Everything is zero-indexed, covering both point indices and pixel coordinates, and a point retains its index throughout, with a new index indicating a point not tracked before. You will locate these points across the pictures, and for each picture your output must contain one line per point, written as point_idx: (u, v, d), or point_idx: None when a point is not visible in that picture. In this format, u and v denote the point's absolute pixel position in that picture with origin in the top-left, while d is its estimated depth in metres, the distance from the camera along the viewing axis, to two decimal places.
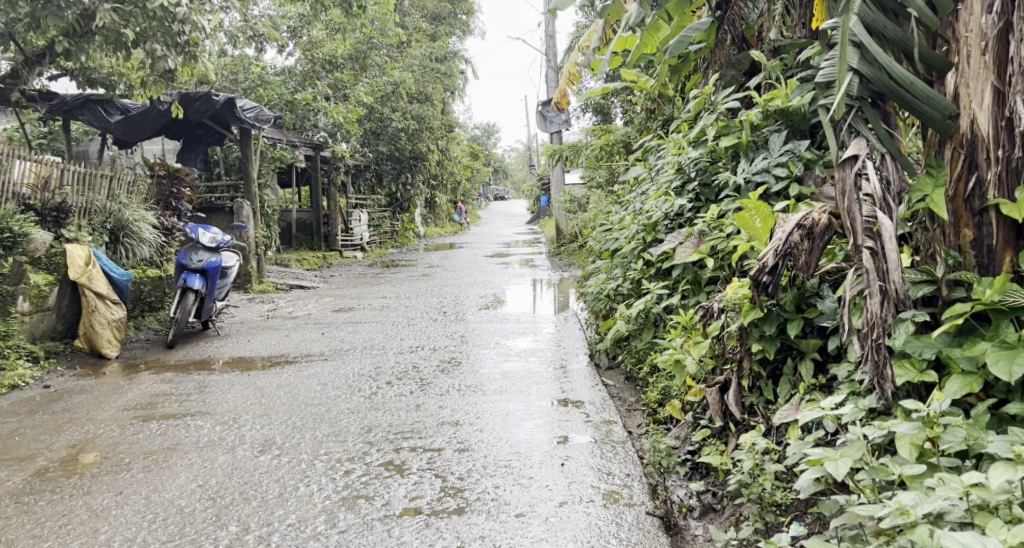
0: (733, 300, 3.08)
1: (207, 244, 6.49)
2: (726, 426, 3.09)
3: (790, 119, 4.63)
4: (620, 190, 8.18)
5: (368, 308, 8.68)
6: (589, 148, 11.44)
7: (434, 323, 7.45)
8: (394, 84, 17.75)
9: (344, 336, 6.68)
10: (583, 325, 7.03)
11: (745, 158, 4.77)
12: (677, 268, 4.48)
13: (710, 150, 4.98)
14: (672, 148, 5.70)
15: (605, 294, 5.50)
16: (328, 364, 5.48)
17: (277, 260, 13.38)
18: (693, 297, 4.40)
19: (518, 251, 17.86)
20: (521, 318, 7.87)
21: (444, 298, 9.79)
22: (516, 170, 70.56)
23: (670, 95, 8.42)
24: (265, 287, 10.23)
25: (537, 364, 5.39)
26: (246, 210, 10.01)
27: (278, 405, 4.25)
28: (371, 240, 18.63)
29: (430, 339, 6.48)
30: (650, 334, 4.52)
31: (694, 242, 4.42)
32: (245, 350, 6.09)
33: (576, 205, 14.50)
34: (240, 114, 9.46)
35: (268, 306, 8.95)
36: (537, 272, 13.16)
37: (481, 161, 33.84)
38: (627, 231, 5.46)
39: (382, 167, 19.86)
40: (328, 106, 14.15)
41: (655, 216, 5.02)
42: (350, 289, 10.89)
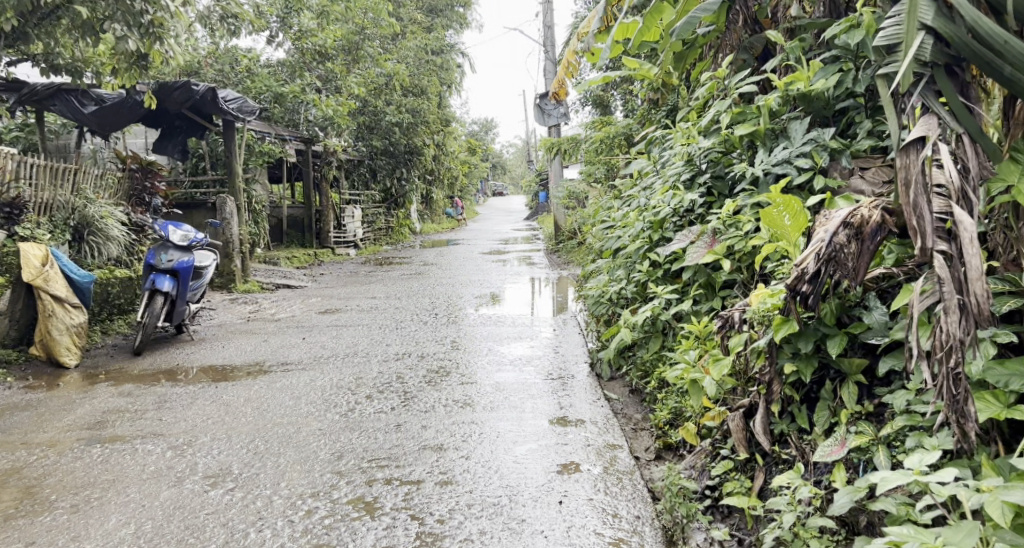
0: (761, 311, 2.64)
1: (178, 243, 6.01)
2: (752, 457, 2.66)
3: (810, 106, 4.24)
4: (621, 185, 7.73)
5: (356, 309, 8.24)
6: (588, 141, 11.00)
7: (423, 326, 7.00)
8: (388, 76, 17.31)
9: (327, 341, 6.24)
10: (583, 330, 6.57)
11: (762, 148, 4.33)
12: (689, 271, 4.04)
13: (724, 140, 4.53)
14: (679, 138, 5.25)
15: (607, 298, 5.04)
16: (304, 374, 5.02)
17: (265, 258, 12.92)
18: (705, 302, 3.96)
19: (516, 248, 17.46)
20: (516, 321, 7.41)
21: (437, 298, 9.35)
22: (514, 166, 70.11)
23: (674, 84, 7.97)
24: (250, 287, 9.78)
25: (533, 375, 4.94)
26: (230, 205, 9.56)
27: (243, 424, 3.80)
28: (364, 236, 18.17)
29: (418, 345, 6.03)
30: (657, 344, 4.08)
31: (706, 242, 3.98)
32: (218, 356, 5.65)
33: (575, 201, 14.04)
34: (221, 104, 9.01)
35: (250, 307, 8.49)
36: (535, 270, 12.71)
37: (479, 157, 33.37)
38: (631, 229, 4.99)
39: (376, 162, 19.40)
40: (318, 99, 13.70)
41: (663, 213, 4.56)
42: (338, 289, 10.44)
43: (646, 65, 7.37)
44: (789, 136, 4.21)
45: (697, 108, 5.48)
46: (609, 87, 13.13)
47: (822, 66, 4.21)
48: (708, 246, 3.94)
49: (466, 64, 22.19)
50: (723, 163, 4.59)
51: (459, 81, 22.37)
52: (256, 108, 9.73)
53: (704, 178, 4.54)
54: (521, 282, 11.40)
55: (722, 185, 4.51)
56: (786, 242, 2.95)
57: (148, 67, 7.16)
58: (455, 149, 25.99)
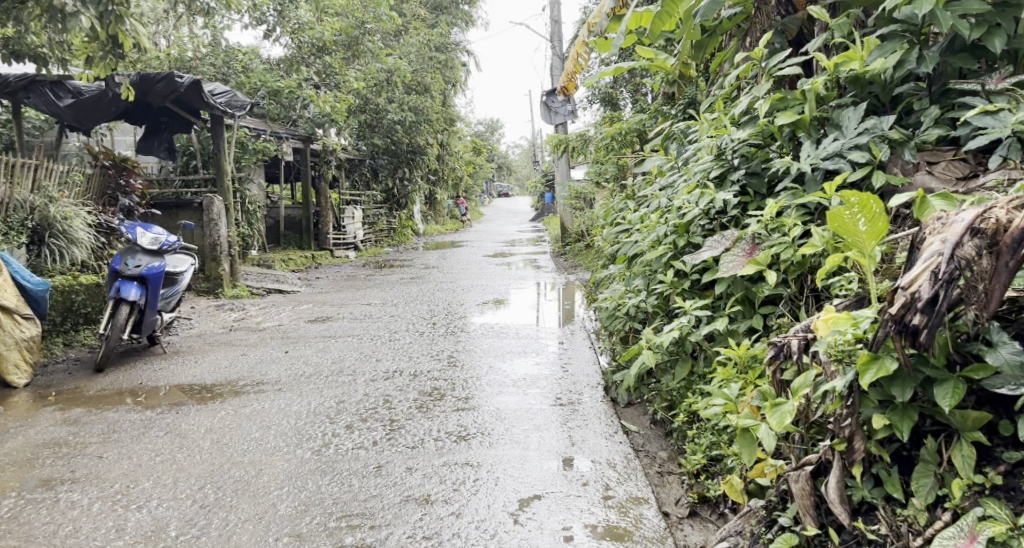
0: (839, 348, 2.18)
1: (147, 246, 5.39)
2: (823, 530, 2.18)
3: (863, 90, 3.68)
4: (634, 184, 7.13)
5: (348, 318, 7.67)
6: (598, 138, 10.40)
7: (419, 338, 6.40)
8: (390, 73, 16.70)
9: (312, 355, 5.67)
10: (594, 344, 5.96)
11: (807, 139, 3.74)
12: (723, 283, 3.45)
13: (761, 130, 3.94)
14: (707, 131, 4.65)
15: (622, 312, 4.43)
16: (280, 397, 4.42)
17: (259, 260, 12.34)
18: (743, 321, 3.38)
19: (522, 250, 16.88)
20: (521, 331, 6.81)
21: (436, 305, 8.77)
22: (519, 166, 69.40)
23: (693, 76, 7.35)
24: (238, 292, 9.20)
25: (539, 400, 4.33)
26: (218, 206, 9.01)
27: (194, 462, 3.21)
28: (364, 238, 17.57)
29: (411, 361, 5.43)
30: (685, 369, 3.48)
31: (745, 252, 3.41)
32: (189, 372, 5.05)
33: (582, 201, 13.39)
34: (208, 97, 8.41)
35: (235, 315, 7.91)
36: (540, 274, 12.10)
37: (484, 157, 32.71)
38: (651, 233, 4.36)
39: (377, 161, 18.83)
40: (315, 95, 13.15)
41: (690, 214, 3.95)
42: (333, 294, 9.85)
43: (663, 56, 6.75)
44: (840, 125, 3.60)
45: (724, 98, 4.91)
46: (618, 84, 12.53)
47: (878, 43, 3.63)
48: (747, 255, 3.38)
49: (471, 62, 21.58)
50: (758, 157, 4.01)
51: (464, 79, 21.77)
52: (246, 103, 9.20)
53: (737, 176, 3.94)
54: (526, 286, 10.79)
55: (760, 183, 3.91)
56: (856, 251, 2.38)
57: (125, 55, 6.59)
58: (459, 150, 25.38)
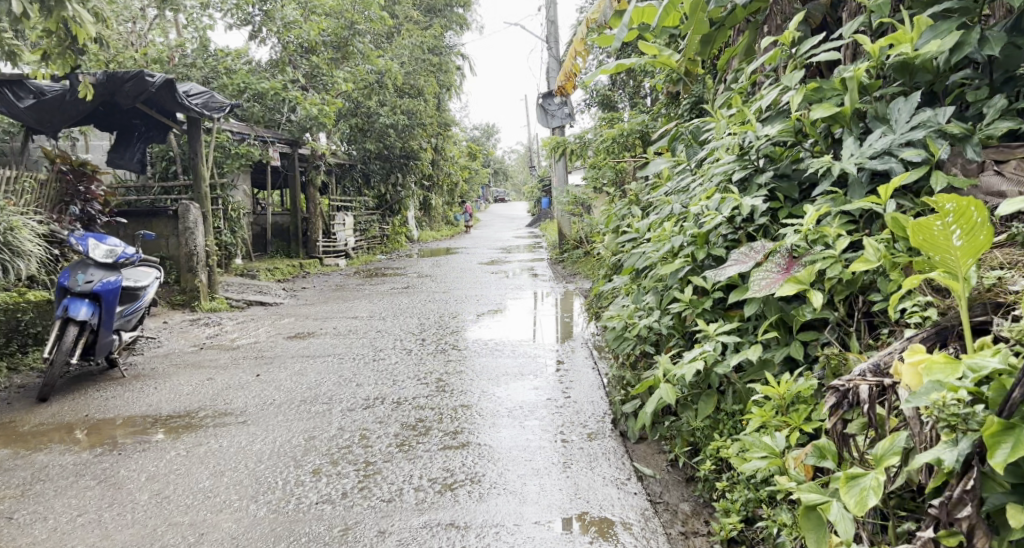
0: (952, 412, 1.79)
1: (101, 260, 4.83)
2: None
3: (912, 79, 3.15)
4: (638, 189, 6.59)
5: (331, 333, 7.14)
6: (598, 140, 9.89)
7: (406, 358, 5.84)
8: (381, 74, 16.14)
9: (285, 380, 5.12)
10: (599, 364, 5.41)
11: (848, 135, 3.19)
12: (753, 305, 2.94)
13: (793, 126, 3.41)
14: (726, 128, 4.13)
15: (631, 335, 3.89)
16: (241, 432, 3.87)
17: (244, 270, 11.82)
18: (779, 351, 2.85)
19: (518, 257, 16.38)
20: (517, 348, 6.28)
21: (426, 317, 8.26)
22: (516, 172, 68.97)
23: (700, 72, 6.83)
24: (216, 305, 8.65)
25: (537, 434, 3.80)
26: (195, 213, 8.50)
27: (122, 529, 2.68)
28: (356, 246, 17.06)
29: (395, 387, 4.87)
30: (711, 406, 2.96)
31: (779, 268, 2.89)
32: (143, 401, 4.51)
33: (581, 207, 12.87)
34: (182, 98, 7.89)
35: (210, 330, 7.38)
36: (538, 283, 11.55)
37: (479, 162, 32.18)
38: (663, 244, 3.84)
39: (368, 166, 18.29)
40: (302, 97, 12.60)
41: (711, 223, 3.40)
42: (319, 307, 9.31)
43: (668, 50, 6.24)
44: (888, 119, 3.08)
45: (740, 94, 4.40)
46: (618, 85, 12.06)
47: (931, 23, 3.09)
48: (782, 271, 2.87)
49: (466, 65, 21.05)
50: (786, 156, 3.50)
51: (459, 83, 21.24)
52: (225, 104, 8.72)
53: (764, 178, 3.41)
54: (523, 296, 10.27)
55: (790, 186, 3.39)
56: (945, 271, 2.03)
57: (85, 50, 6.06)
58: (453, 155, 24.83)
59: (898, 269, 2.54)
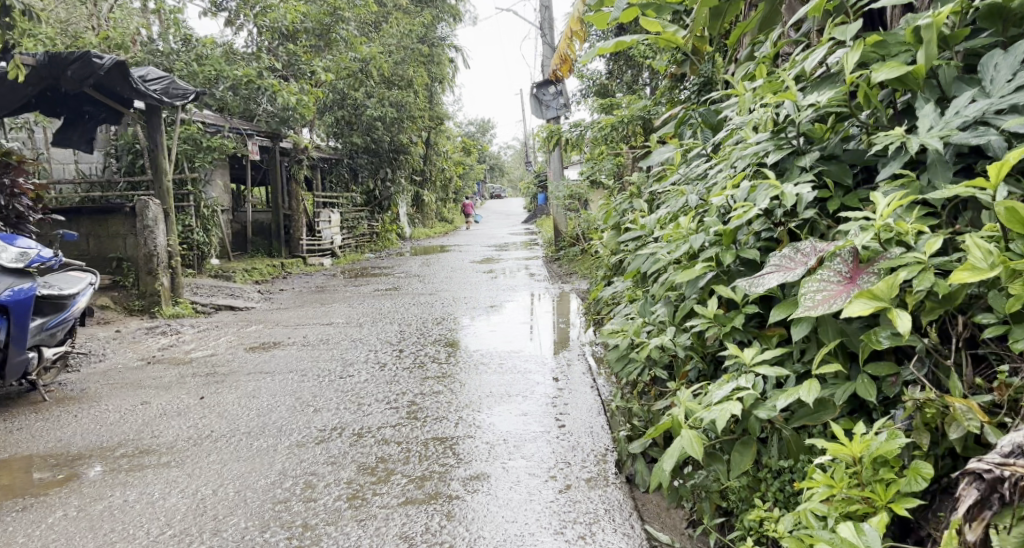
0: None
1: (12, 265, 4.11)
2: None
3: (1004, 30, 2.40)
4: (640, 180, 5.84)
5: (299, 344, 6.42)
6: (594, 129, 9.15)
7: (378, 374, 5.12)
8: (365, 63, 15.33)
9: (234, 403, 4.39)
10: (598, 383, 4.66)
11: (921, 102, 2.45)
12: (801, 327, 2.24)
13: (848, 91, 2.67)
14: (752, 103, 3.41)
15: (638, 358, 3.16)
16: (157, 479, 3.14)
17: (218, 271, 11.12)
18: (842, 389, 2.12)
19: (513, 254, 15.66)
20: (505, 361, 5.57)
21: (408, 323, 7.55)
22: (513, 168, 68.13)
23: (708, 49, 6.10)
24: (179, 311, 7.90)
25: (523, 477, 3.10)
26: (154, 210, 7.76)
27: None
28: (342, 244, 16.34)
29: (359, 414, 4.14)
30: (749, 459, 2.23)
31: (839, 279, 2.19)
32: (52, 435, 3.78)
33: (577, 201, 12.13)
34: (136, 83, 7.15)
35: (166, 340, 6.66)
36: (533, 284, 10.76)
37: (474, 157, 31.37)
38: (677, 244, 3.11)
39: (356, 161, 17.51)
40: (279, 86, 11.84)
41: (743, 216, 2.66)
42: (293, 311, 8.59)
43: (674, 25, 5.51)
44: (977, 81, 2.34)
45: (765, 64, 3.68)
46: (618, 70, 11.30)
47: None
48: (846, 282, 2.17)
49: (458, 57, 20.25)
50: (834, 132, 2.79)
51: (451, 76, 20.44)
52: (188, 91, 7.99)
53: (808, 161, 2.70)
54: (516, 297, 9.55)
55: (843, 170, 2.67)
56: None
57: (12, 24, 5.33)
58: (445, 150, 24.05)
59: (1017, 280, 1.83)
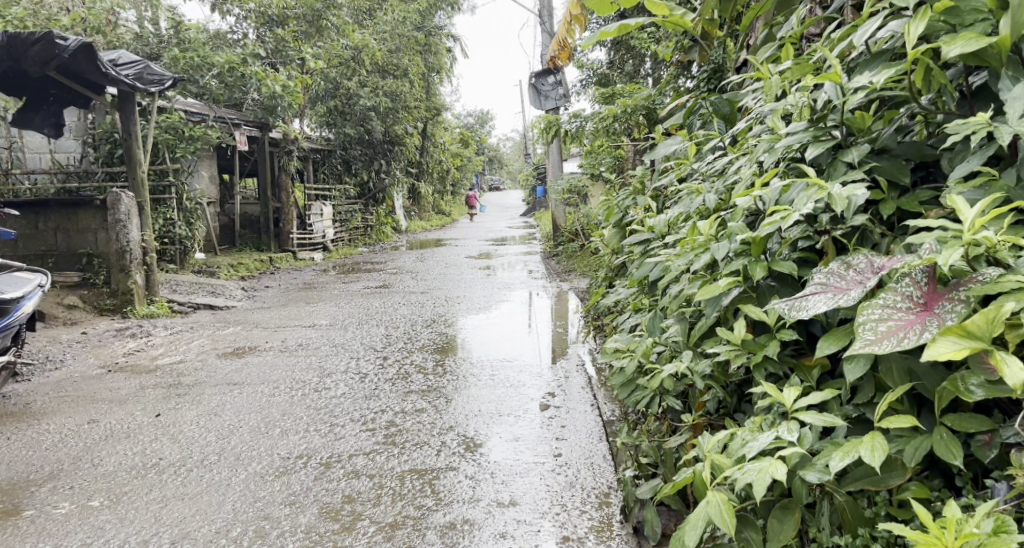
0: None
1: None
2: None
3: None
4: (645, 174, 5.38)
5: (277, 349, 5.96)
6: (594, 119, 8.68)
7: (358, 387, 4.67)
8: (357, 50, 14.80)
9: (193, 422, 3.93)
10: (599, 400, 4.21)
11: (1003, 83, 2.00)
12: (858, 364, 1.79)
13: (907, 71, 2.20)
14: (779, 90, 2.95)
15: (647, 386, 2.70)
16: (82, 525, 2.71)
17: (202, 266, 10.66)
18: (915, 446, 1.67)
19: (510, 249, 15.20)
20: (496, 371, 5.12)
21: (395, 325, 7.09)
22: (511, 161, 67.53)
23: (718, 34, 5.65)
24: (153, 311, 7.42)
25: (511, 526, 2.65)
26: (127, 203, 7.29)
27: None
28: (335, 237, 15.86)
29: (330, 437, 3.69)
30: (792, 529, 1.79)
31: (908, 305, 1.74)
32: None
33: (576, 196, 11.67)
34: (105, 67, 6.73)
35: (134, 343, 6.19)
36: (530, 281, 10.30)
37: (472, 149, 30.84)
38: (694, 252, 2.64)
39: (349, 152, 17.02)
40: (266, 74, 11.37)
41: (777, 221, 2.20)
42: (276, 311, 8.13)
43: (682, 8, 5.06)
44: None
45: (791, 45, 3.23)
46: (620, 59, 10.82)
47: None
48: (920, 309, 1.72)
49: (455, 45, 19.71)
50: (883, 121, 2.33)
51: (449, 65, 19.91)
52: (164, 77, 7.61)
53: (855, 157, 2.25)
54: (512, 296, 9.09)
55: (899, 167, 2.21)
56: None
57: None
58: (442, 141, 23.53)
59: None
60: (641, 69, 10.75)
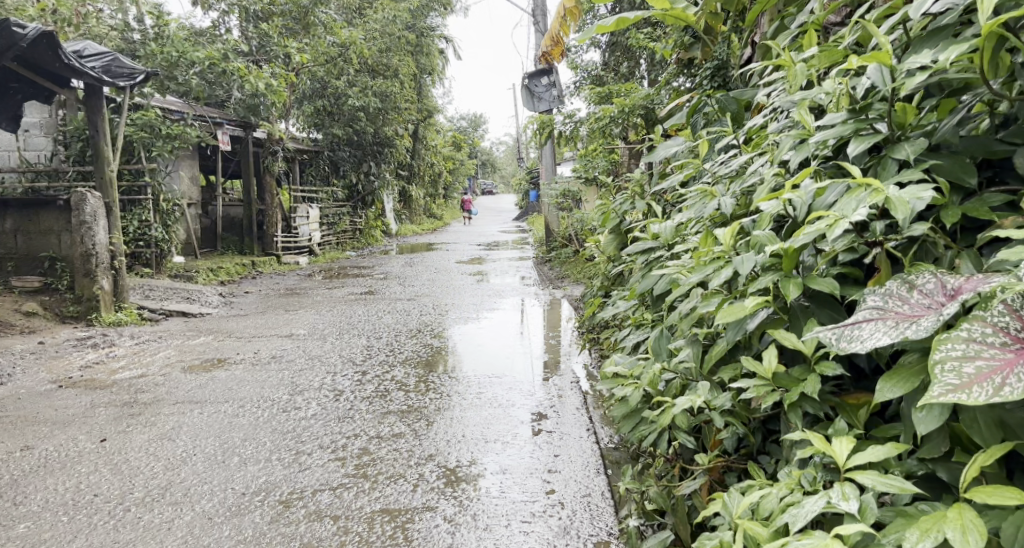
0: None
1: None
2: None
3: None
4: (644, 178, 4.98)
5: (249, 362, 5.55)
6: (587, 120, 8.32)
7: (331, 407, 4.27)
8: (345, 49, 14.41)
9: (142, 447, 3.52)
10: (595, 424, 3.82)
11: None
12: (931, 415, 1.41)
13: (974, 48, 1.82)
14: (804, 79, 2.56)
15: (656, 422, 2.30)
16: None
17: (179, 270, 10.23)
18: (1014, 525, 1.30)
19: (503, 254, 14.82)
20: (482, 388, 4.71)
21: (378, 336, 6.69)
22: (504, 165, 67.18)
23: (722, 28, 5.30)
24: (121, 318, 7.00)
25: None
26: (93, 204, 6.86)
27: None
28: (322, 241, 15.45)
29: (293, 468, 3.29)
30: None
31: (1003, 341, 1.36)
32: None
33: (570, 200, 11.30)
34: (66, 57, 6.36)
35: (96, 355, 5.77)
36: (522, 288, 9.91)
37: (465, 153, 30.46)
38: (711, 266, 2.25)
39: (337, 154, 16.61)
40: (249, 71, 10.96)
41: (818, 228, 1.81)
42: (254, 318, 7.72)
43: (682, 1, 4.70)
44: None
45: (813, 32, 2.85)
46: (615, 58, 10.46)
47: None
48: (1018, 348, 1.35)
49: (448, 47, 19.35)
50: (939, 112, 1.95)
51: (440, 67, 19.56)
52: (134, 70, 7.26)
53: (910, 154, 1.87)
54: (503, 304, 8.71)
55: (964, 166, 1.84)
56: None
57: None
58: (434, 144, 23.15)
59: None
60: (636, 71, 10.41)
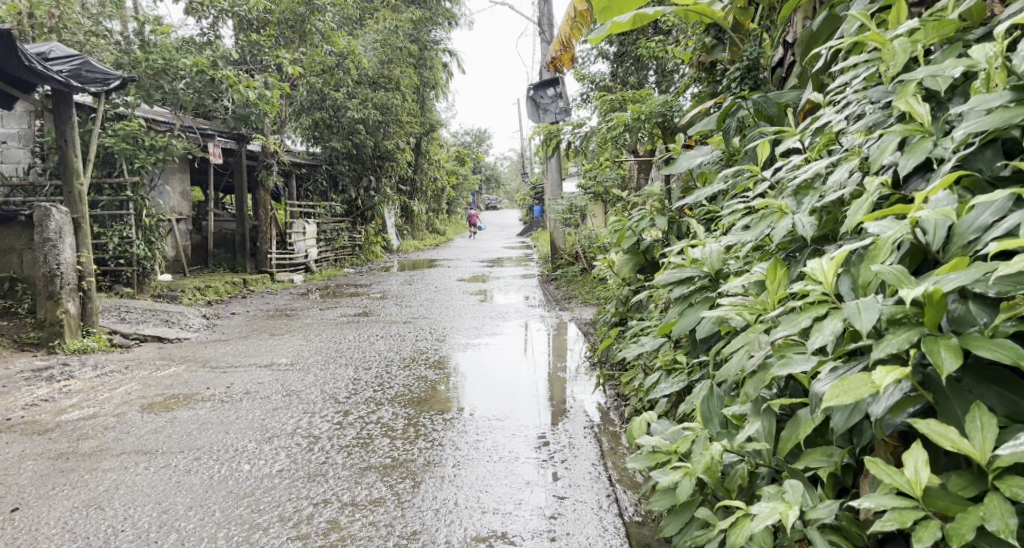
0: None
1: None
2: None
3: None
4: (666, 192, 4.34)
5: (216, 399, 4.88)
6: (596, 131, 7.70)
7: (298, 461, 3.59)
8: (343, 58, 13.83)
9: (60, 524, 2.85)
10: (616, 487, 3.15)
11: None
12: None
13: None
14: (906, 59, 1.87)
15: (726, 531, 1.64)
16: None
17: (162, 290, 9.59)
18: None
19: (507, 272, 14.13)
20: (479, 435, 4.05)
21: (369, 365, 6.03)
22: (508, 180, 66.60)
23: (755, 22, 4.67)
24: (88, 345, 6.36)
25: None
26: (58, 219, 6.24)
27: None
28: (319, 258, 14.82)
29: None
30: None
31: None
32: None
33: (578, 216, 10.64)
34: (26, 58, 5.78)
35: (47, 389, 5.12)
36: (528, 310, 9.24)
37: (469, 167, 29.82)
38: (799, 316, 1.61)
39: (335, 168, 16.00)
40: (240, 79, 10.35)
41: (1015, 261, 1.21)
42: (235, 344, 7.07)
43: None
44: None
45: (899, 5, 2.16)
46: (627, 66, 9.82)
47: None
48: None
49: (451, 59, 18.77)
50: None
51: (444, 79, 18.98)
52: (108, 76, 6.70)
53: None
54: (507, 327, 8.06)
55: None
56: None
57: None
58: (436, 158, 22.50)
59: None
60: (650, 80, 9.78)
